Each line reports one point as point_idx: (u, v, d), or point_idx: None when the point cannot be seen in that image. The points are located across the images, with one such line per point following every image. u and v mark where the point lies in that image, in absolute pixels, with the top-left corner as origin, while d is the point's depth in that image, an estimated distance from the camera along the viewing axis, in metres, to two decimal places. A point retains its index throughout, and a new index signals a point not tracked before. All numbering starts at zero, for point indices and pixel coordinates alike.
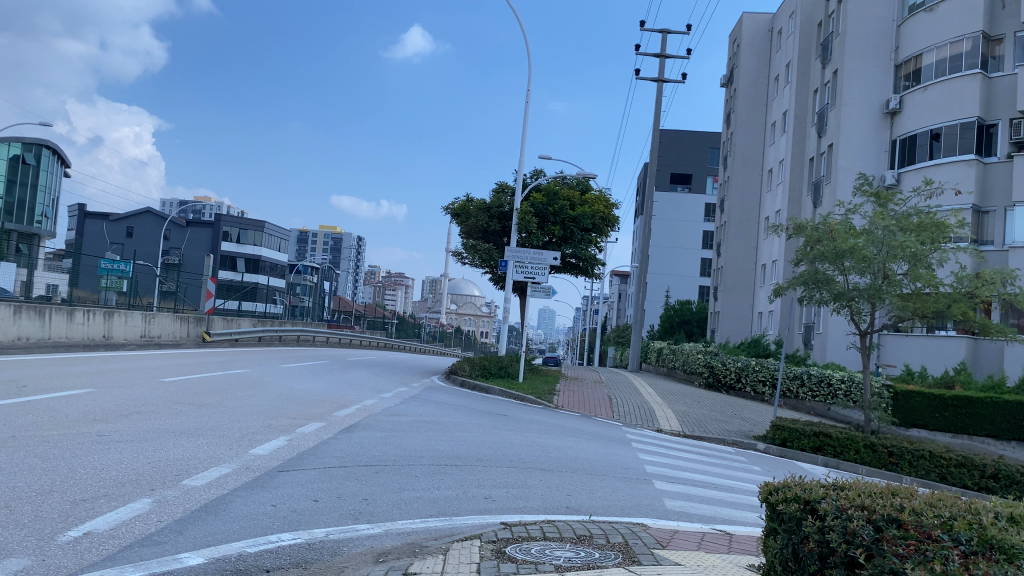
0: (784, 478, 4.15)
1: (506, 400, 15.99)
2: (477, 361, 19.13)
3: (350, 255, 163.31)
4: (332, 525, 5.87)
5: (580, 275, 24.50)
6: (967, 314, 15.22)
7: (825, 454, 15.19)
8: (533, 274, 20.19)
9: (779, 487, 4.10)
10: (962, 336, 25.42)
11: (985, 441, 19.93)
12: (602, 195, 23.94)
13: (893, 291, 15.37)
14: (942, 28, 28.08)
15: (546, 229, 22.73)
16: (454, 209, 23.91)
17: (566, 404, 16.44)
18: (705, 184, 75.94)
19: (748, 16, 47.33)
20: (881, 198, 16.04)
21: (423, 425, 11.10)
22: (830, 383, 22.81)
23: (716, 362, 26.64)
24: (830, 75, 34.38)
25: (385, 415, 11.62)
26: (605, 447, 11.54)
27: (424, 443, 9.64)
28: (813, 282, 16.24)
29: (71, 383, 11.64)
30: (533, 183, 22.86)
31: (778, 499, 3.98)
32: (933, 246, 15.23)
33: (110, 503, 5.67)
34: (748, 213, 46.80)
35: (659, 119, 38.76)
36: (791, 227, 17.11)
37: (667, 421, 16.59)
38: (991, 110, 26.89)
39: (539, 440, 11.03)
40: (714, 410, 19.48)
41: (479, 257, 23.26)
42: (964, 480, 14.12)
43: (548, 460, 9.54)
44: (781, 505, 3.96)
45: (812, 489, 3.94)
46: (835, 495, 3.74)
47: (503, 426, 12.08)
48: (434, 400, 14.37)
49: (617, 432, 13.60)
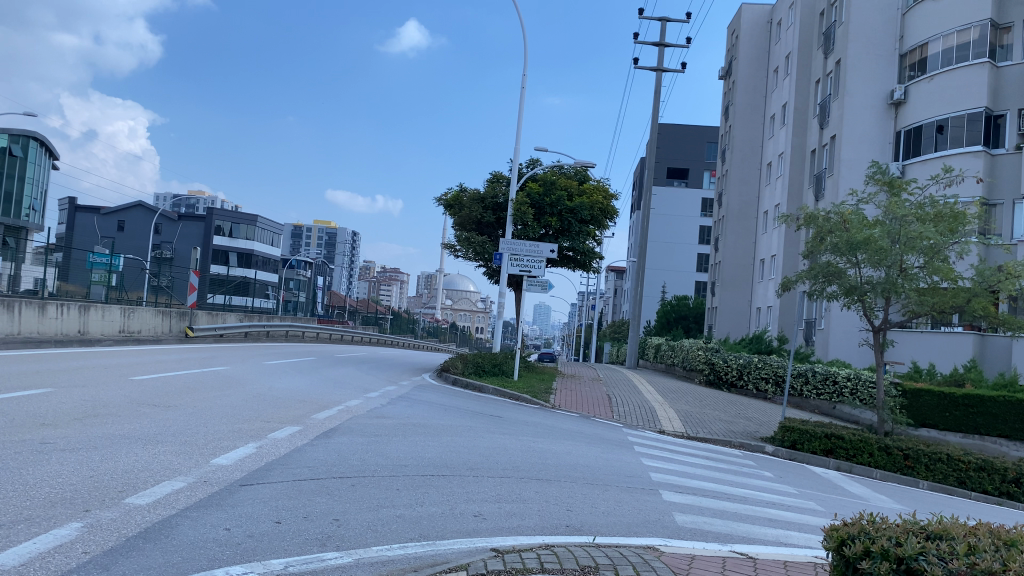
0: (854, 522, 3.73)
1: (500, 399, 15.10)
2: (470, 358, 18.25)
3: (345, 250, 162.25)
4: (293, 553, 5.00)
5: (578, 269, 23.60)
6: (987, 310, 14.47)
7: (837, 458, 14.33)
8: (529, 267, 19.35)
9: (851, 534, 3.67)
10: (969, 333, 24.69)
11: (997, 441, 19.17)
12: (600, 186, 23.09)
13: (909, 285, 14.55)
14: (949, 16, 27.25)
15: (543, 220, 21.84)
16: (447, 200, 23.01)
17: (564, 404, 15.63)
18: (702, 179, 75.33)
19: (746, 7, 46.46)
20: (895, 187, 15.21)
21: (410, 428, 10.24)
22: (835, 381, 22.07)
23: (717, 359, 25.79)
24: (832, 65, 33.53)
25: (368, 418, 10.74)
26: (607, 452, 10.68)
27: (408, 450, 8.79)
28: (823, 276, 15.43)
29: (29, 383, 10.74)
30: (529, 173, 21.99)
31: (857, 552, 3.53)
32: (951, 238, 14.42)
33: (29, 529, 4.81)
34: (747, 208, 45.96)
35: (658, 110, 37.93)
36: (801, 218, 16.23)
37: (669, 421, 15.76)
38: (998, 101, 26.09)
39: (536, 445, 10.19)
40: (717, 410, 18.63)
41: (474, 250, 22.20)
42: (983, 485, 13.66)
43: (545, 469, 8.70)
44: (861, 560, 3.51)
45: (889, 538, 3.55)
46: (935, 551, 3.37)
47: (496, 428, 11.23)
48: (424, 400, 13.51)
49: (618, 435, 12.73)
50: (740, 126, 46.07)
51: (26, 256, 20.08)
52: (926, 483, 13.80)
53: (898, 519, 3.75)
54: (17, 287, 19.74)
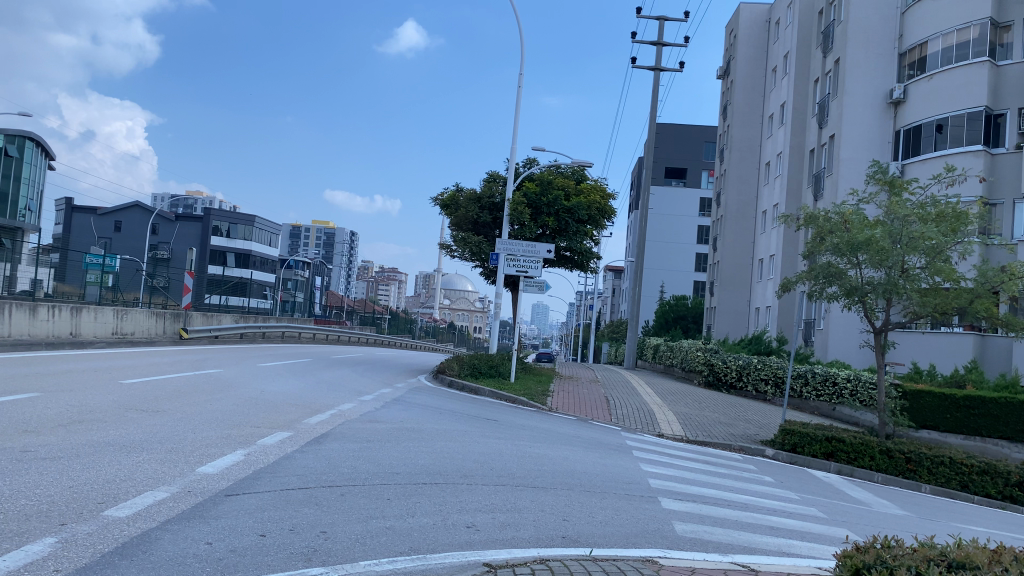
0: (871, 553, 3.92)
1: (496, 402, 14.89)
2: (466, 360, 18.04)
3: (343, 250, 162.01)
4: (277, 568, 4.80)
5: (575, 269, 23.39)
6: (989, 311, 14.28)
7: (838, 461, 14.14)
8: (525, 268, 19.12)
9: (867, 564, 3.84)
10: (969, 333, 24.50)
11: (998, 443, 19.01)
12: (598, 185, 22.87)
13: (910, 287, 14.37)
14: (948, 15, 27.07)
15: (540, 220, 21.65)
16: (443, 199, 22.79)
17: (561, 406, 15.42)
18: (700, 178, 75.23)
19: (745, 6, 46.26)
20: (896, 187, 15.02)
21: (403, 433, 10.04)
22: (835, 382, 21.87)
23: (716, 360, 25.59)
24: (831, 64, 33.32)
25: (361, 422, 10.54)
26: (604, 457, 10.48)
27: (401, 456, 8.59)
28: (824, 277, 15.23)
29: (14, 387, 10.51)
30: (525, 172, 21.77)
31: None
32: (953, 238, 14.23)
33: (0, 546, 4.60)
34: (746, 207, 45.74)
35: (656, 109, 37.72)
36: (801, 218, 16.05)
37: (668, 424, 15.55)
38: (999, 100, 25.91)
39: (532, 450, 9.98)
40: (716, 412, 18.44)
41: (470, 250, 21.95)
42: (986, 489, 13.49)
43: (541, 476, 8.49)
44: None
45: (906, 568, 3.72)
46: None
47: (492, 433, 11.02)
48: (419, 403, 13.30)
49: (616, 439, 12.53)
50: (738, 125, 45.85)
51: (22, 257, 19.83)
52: (929, 486, 13.61)
53: (915, 549, 4.00)
54: (13, 288, 19.49)
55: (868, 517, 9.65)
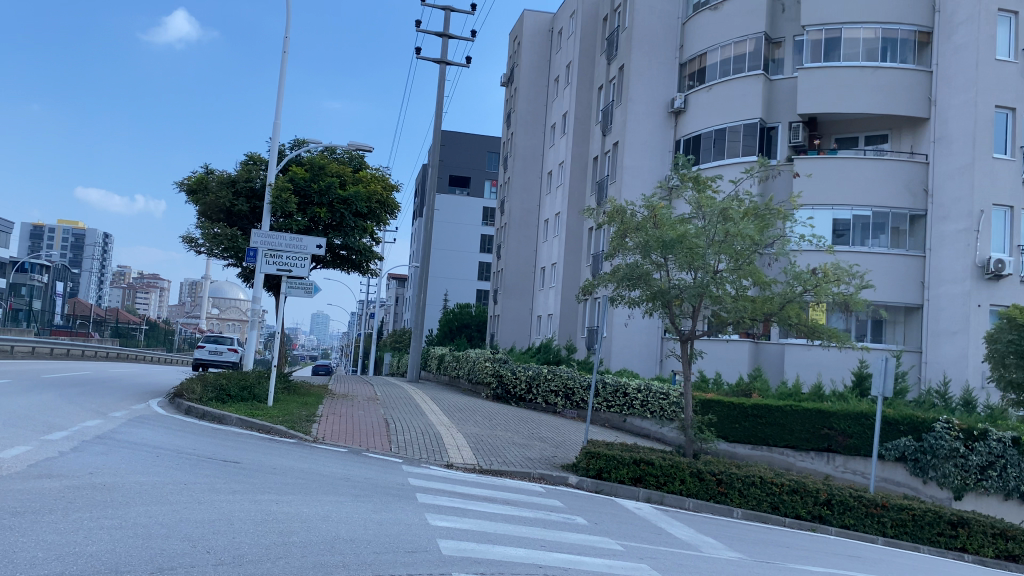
0: None
1: (246, 434, 11.81)
2: (212, 380, 14.52)
3: (94, 253, 145.93)
4: None
5: (353, 270, 20.57)
6: (796, 316, 13.35)
7: (646, 487, 12.52)
8: (288, 266, 16.08)
9: None
10: (745, 341, 24.48)
11: (783, 452, 18.56)
12: (379, 175, 20.17)
13: (721, 291, 13.10)
14: (726, 27, 27.27)
15: (308, 211, 18.63)
16: (189, 183, 18.92)
17: (329, 435, 12.61)
18: (483, 187, 74.84)
19: (528, 13, 45.58)
20: (700, 183, 13.85)
21: (84, 495, 6.87)
22: (625, 393, 20.84)
23: (504, 370, 23.76)
24: (615, 71, 32.91)
25: (25, 480, 7.22)
26: (378, 512, 7.83)
27: (57, 543, 5.49)
28: (629, 280, 13.64)
29: None
30: (292, 154, 18.64)
31: None
32: (759, 240, 13.19)
33: None
34: (528, 215, 44.90)
35: (441, 105, 35.51)
36: (604, 214, 14.53)
37: (457, 451, 13.24)
38: (771, 112, 26.20)
39: (279, 511, 7.18)
40: (509, 431, 16.52)
41: (221, 246, 18.45)
42: (797, 510, 12.50)
43: (280, 561, 5.71)
44: None
45: None
46: None
47: (227, 483, 8.09)
48: (131, 441, 10.03)
49: (396, 479, 9.91)
50: (522, 132, 44.90)
51: None
52: (740, 511, 12.39)
53: None
54: None
55: (703, 568, 7.82)
